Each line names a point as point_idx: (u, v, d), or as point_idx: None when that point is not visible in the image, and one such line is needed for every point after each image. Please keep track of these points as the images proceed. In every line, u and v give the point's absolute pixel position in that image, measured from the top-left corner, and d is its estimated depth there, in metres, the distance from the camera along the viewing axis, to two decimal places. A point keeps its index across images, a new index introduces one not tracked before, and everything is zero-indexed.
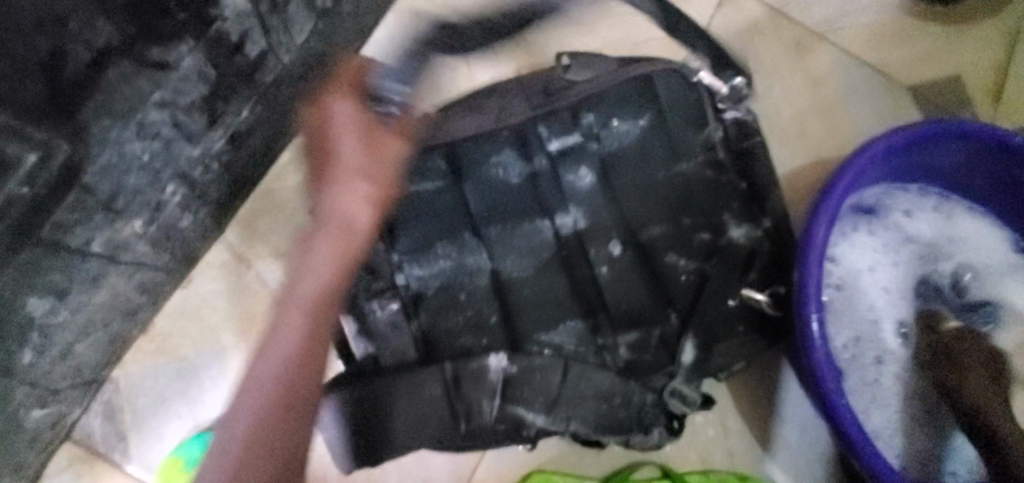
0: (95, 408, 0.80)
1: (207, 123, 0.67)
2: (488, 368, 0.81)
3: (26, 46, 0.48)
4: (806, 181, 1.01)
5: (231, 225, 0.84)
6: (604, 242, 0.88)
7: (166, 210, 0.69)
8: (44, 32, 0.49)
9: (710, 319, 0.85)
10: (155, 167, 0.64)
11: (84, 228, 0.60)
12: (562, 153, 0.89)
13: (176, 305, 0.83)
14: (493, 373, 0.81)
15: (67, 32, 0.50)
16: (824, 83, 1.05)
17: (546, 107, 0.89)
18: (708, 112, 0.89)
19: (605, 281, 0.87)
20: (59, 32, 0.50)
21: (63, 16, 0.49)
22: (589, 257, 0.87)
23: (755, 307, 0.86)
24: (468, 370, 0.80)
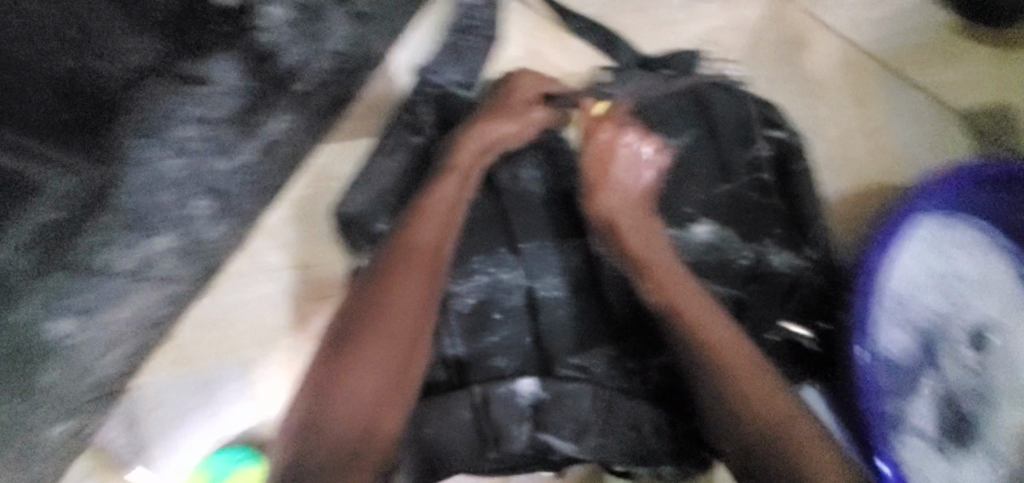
0: (116, 417, 0.78)
1: (241, 134, 0.64)
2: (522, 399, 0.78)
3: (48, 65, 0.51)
4: (849, 206, 0.97)
5: (257, 233, 0.81)
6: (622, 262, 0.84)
7: (193, 223, 0.66)
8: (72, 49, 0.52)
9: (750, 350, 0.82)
10: (186, 181, 0.60)
11: (113, 247, 0.57)
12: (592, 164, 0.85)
13: (199, 315, 0.80)
14: (522, 397, 0.78)
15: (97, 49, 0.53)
16: (871, 104, 1.00)
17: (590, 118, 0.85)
18: (756, 131, 0.86)
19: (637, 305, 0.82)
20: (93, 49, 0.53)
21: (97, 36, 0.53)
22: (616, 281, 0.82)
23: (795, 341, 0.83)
24: (497, 394, 0.78)
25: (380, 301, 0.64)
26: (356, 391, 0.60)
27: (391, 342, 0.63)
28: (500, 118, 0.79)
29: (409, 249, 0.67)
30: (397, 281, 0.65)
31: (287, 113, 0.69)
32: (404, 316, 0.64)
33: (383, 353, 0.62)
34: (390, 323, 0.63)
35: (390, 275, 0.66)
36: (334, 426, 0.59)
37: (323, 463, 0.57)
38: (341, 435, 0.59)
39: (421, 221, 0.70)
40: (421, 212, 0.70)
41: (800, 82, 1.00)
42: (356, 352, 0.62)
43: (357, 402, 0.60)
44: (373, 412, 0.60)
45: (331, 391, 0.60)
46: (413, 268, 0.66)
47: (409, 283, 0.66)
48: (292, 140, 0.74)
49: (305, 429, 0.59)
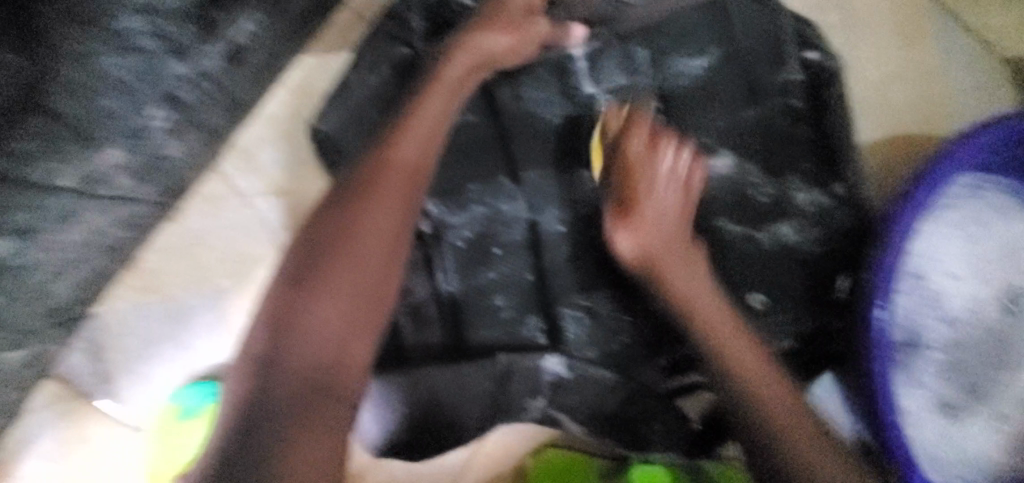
0: (80, 345, 0.73)
1: (200, 33, 0.54)
2: (542, 368, 0.74)
3: None
4: (883, 160, 0.89)
5: (229, 155, 0.73)
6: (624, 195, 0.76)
7: (148, 137, 0.58)
8: None
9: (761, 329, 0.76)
10: (134, 87, 0.52)
11: (51, 158, 0.50)
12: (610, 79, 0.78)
13: (167, 240, 0.73)
14: (547, 373, 0.74)
15: None
16: (919, 43, 0.90)
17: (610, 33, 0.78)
18: (788, 50, 0.80)
19: None
20: None
21: None
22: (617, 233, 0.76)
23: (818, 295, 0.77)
24: (522, 367, 0.73)
25: (350, 228, 0.58)
26: (320, 324, 0.54)
27: (362, 270, 0.57)
28: (500, 23, 0.69)
29: (384, 173, 0.61)
30: (375, 201, 0.59)
31: (255, 14, 0.59)
32: (377, 243, 0.58)
33: (350, 284, 0.56)
34: (360, 249, 0.57)
35: (363, 199, 0.59)
36: (296, 361, 0.53)
37: (283, 403, 0.51)
38: (300, 375, 0.52)
39: (401, 141, 0.62)
40: (399, 133, 0.63)
41: (843, 13, 0.89)
42: (321, 281, 0.55)
43: (321, 336, 0.54)
44: (341, 347, 0.55)
45: (291, 325, 0.54)
46: (389, 191, 0.60)
47: (387, 205, 0.60)
48: (266, 47, 0.65)
49: (265, 366, 0.52)
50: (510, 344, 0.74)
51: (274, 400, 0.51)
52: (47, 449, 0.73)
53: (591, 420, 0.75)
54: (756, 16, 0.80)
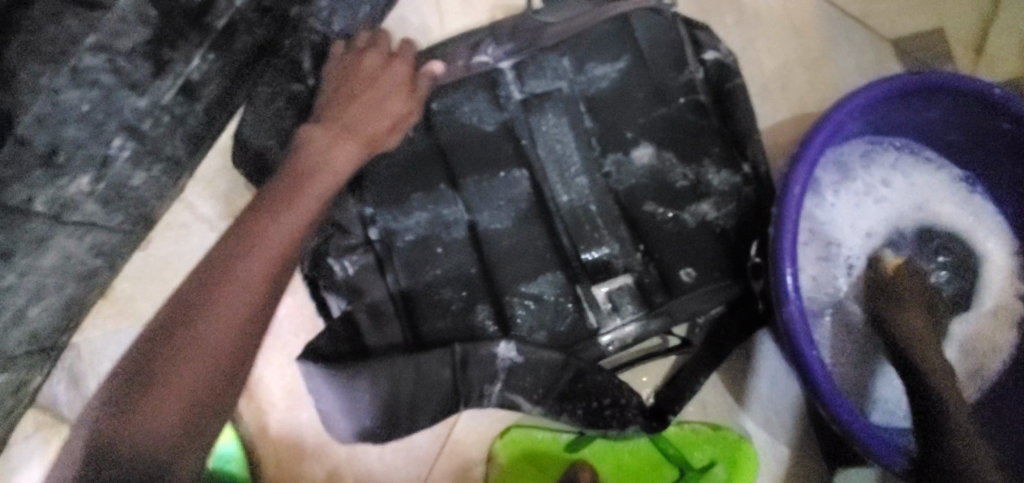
0: (59, 373, 0.78)
1: (154, 70, 0.62)
2: (496, 356, 0.77)
3: None
4: (788, 136, 1.00)
5: (190, 184, 0.80)
6: (557, 188, 0.84)
7: (113, 165, 0.64)
8: None
9: (693, 302, 0.81)
10: (97, 117, 0.59)
11: (23, 184, 0.56)
12: (530, 90, 0.85)
13: (137, 268, 0.79)
14: (500, 359, 0.77)
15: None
16: (809, 36, 1.02)
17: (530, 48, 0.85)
18: (688, 53, 0.87)
19: (606, 255, 0.84)
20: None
21: None
22: (552, 224, 0.84)
23: (742, 259, 0.83)
24: (477, 356, 0.77)
25: (213, 309, 0.59)
26: (169, 407, 0.54)
27: (237, 311, 0.60)
28: (378, 87, 0.80)
29: (252, 260, 0.62)
30: (256, 248, 0.63)
31: (205, 53, 0.67)
32: (239, 330, 0.59)
33: (225, 326, 0.58)
34: (221, 331, 0.58)
35: (229, 280, 0.61)
36: (161, 407, 0.53)
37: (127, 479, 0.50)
38: (163, 422, 0.53)
39: (275, 220, 0.67)
40: (272, 219, 0.66)
41: (738, 15, 1.01)
42: (176, 362, 0.56)
43: (165, 421, 0.53)
44: (215, 391, 0.56)
45: (159, 372, 0.55)
46: (253, 277, 0.62)
47: (272, 251, 0.64)
48: (218, 83, 0.72)
49: (122, 415, 0.52)
50: (464, 336, 0.79)
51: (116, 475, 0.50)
52: (32, 476, 0.77)
53: (544, 399, 0.79)
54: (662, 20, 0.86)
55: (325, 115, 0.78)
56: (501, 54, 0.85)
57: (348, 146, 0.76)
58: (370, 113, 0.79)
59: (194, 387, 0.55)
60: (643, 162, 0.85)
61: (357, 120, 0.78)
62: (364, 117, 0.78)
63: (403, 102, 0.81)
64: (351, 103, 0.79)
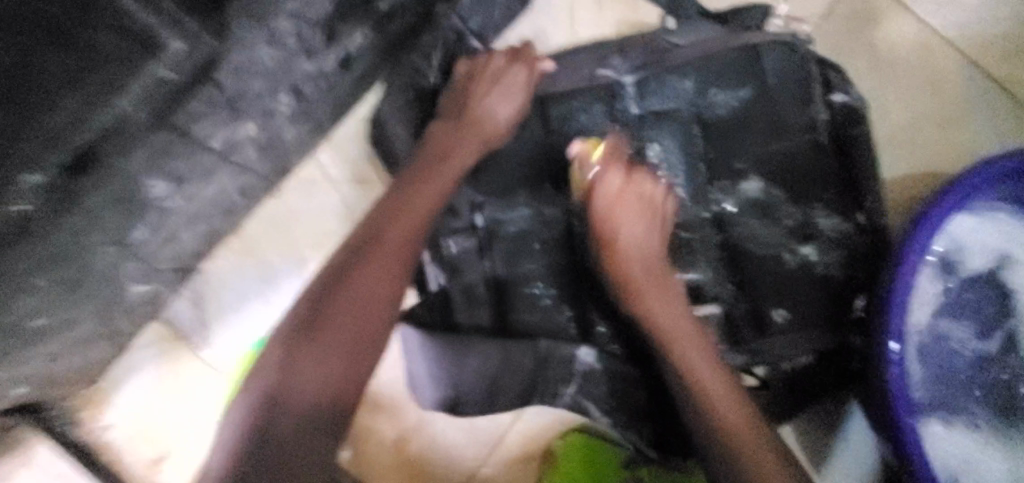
0: (186, 294, 0.89)
1: (326, 41, 0.70)
2: (576, 358, 0.80)
3: None
4: (907, 193, 0.96)
5: (325, 146, 0.90)
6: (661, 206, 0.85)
7: (276, 118, 0.73)
8: None
9: (777, 347, 0.82)
10: (276, 75, 0.67)
11: (209, 121, 0.64)
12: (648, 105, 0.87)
13: (267, 214, 0.89)
14: (580, 364, 0.80)
15: None
16: (946, 93, 0.98)
17: (656, 66, 0.86)
18: (815, 92, 0.86)
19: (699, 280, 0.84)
20: None
21: None
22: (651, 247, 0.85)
23: (844, 312, 0.81)
24: (559, 355, 0.79)
25: (355, 283, 0.67)
26: (324, 367, 0.62)
27: (375, 281, 0.68)
28: (501, 82, 0.84)
29: (388, 235, 0.71)
30: (390, 228, 0.72)
31: (367, 31, 0.76)
32: (378, 295, 0.67)
33: (366, 295, 0.67)
34: (362, 300, 0.66)
35: (367, 257, 0.69)
36: (316, 365, 0.61)
37: (300, 417, 0.59)
38: (317, 380, 0.61)
39: (409, 206, 0.75)
40: (405, 206, 0.74)
41: (871, 61, 0.99)
42: (332, 325, 0.64)
43: (323, 377, 0.61)
44: (356, 353, 0.64)
45: (315, 337, 0.63)
46: (386, 255, 0.70)
47: (405, 233, 0.72)
48: (367, 58, 0.81)
49: (286, 373, 0.60)
50: (548, 331, 0.83)
51: (290, 414, 0.59)
52: (144, 381, 0.88)
53: (615, 410, 0.81)
54: (792, 56, 0.85)
55: (449, 108, 0.84)
56: (626, 68, 0.87)
57: (472, 142, 0.82)
58: (492, 108, 0.83)
59: (343, 348, 0.63)
60: (752, 194, 0.85)
61: (474, 119, 0.83)
62: (489, 112, 0.83)
63: (523, 97, 0.85)
64: (470, 101, 0.83)
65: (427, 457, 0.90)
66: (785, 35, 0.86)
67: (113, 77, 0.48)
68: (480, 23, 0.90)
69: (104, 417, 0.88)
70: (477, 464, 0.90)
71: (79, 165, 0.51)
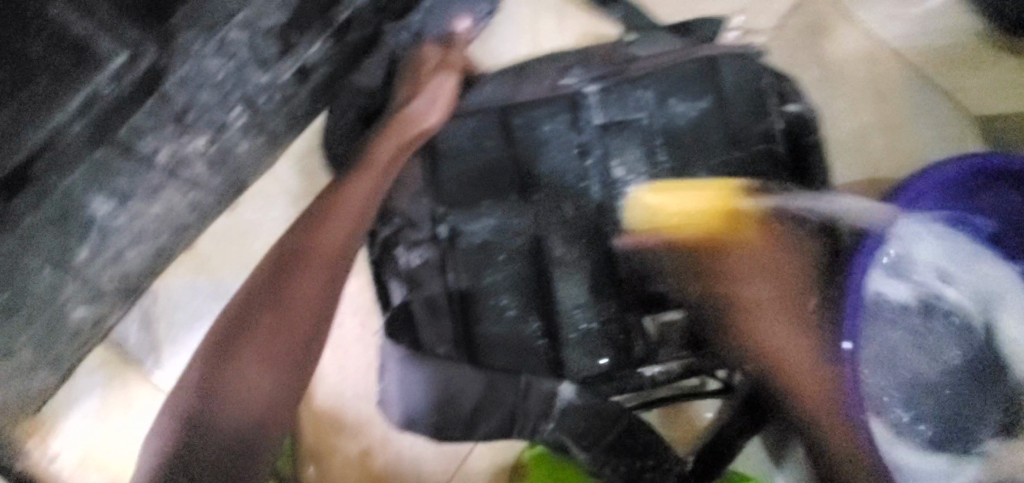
0: (134, 315, 0.84)
1: (281, 52, 0.69)
2: (557, 393, 0.78)
3: None
4: (858, 199, 1.00)
5: (281, 159, 0.88)
6: (626, 216, 0.86)
7: (228, 132, 0.71)
8: None
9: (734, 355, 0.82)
10: (227, 87, 0.65)
11: (155, 136, 0.61)
12: (612, 116, 0.87)
13: (222, 229, 0.86)
14: (561, 401, 0.78)
15: None
16: (891, 102, 1.02)
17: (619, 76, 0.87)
18: (771, 102, 0.88)
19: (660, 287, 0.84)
20: None
21: None
22: (617, 260, 0.85)
23: None
24: (541, 389, 0.77)
25: (279, 306, 0.65)
26: (248, 394, 0.60)
27: (303, 285, 0.66)
28: (428, 72, 0.85)
29: (317, 235, 0.69)
30: (318, 226, 0.70)
31: (324, 42, 0.74)
32: (306, 300, 0.66)
33: (294, 300, 0.65)
34: (292, 307, 0.65)
35: (289, 280, 0.66)
36: (244, 377, 0.61)
37: (226, 432, 0.58)
38: (246, 393, 0.60)
39: (339, 205, 0.72)
40: (331, 209, 0.72)
41: (821, 72, 1.02)
42: (250, 350, 0.62)
43: (252, 387, 0.61)
44: (288, 361, 0.63)
45: (242, 350, 0.62)
46: (310, 275, 0.67)
47: (336, 227, 0.70)
48: (324, 69, 0.79)
49: (212, 390, 0.60)
50: (512, 343, 0.82)
51: (214, 430, 0.58)
52: (90, 407, 0.83)
53: (593, 446, 0.79)
54: (749, 68, 0.88)
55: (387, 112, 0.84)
56: (587, 79, 0.88)
57: (406, 134, 0.81)
58: (422, 95, 0.83)
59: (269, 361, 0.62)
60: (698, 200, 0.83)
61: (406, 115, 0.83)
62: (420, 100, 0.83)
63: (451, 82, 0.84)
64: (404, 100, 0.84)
65: (393, 474, 0.88)
66: (741, 47, 0.89)
67: (50, 91, 0.47)
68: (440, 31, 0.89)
69: (45, 449, 0.82)
70: (446, 479, 0.88)
71: (15, 186, 0.49)
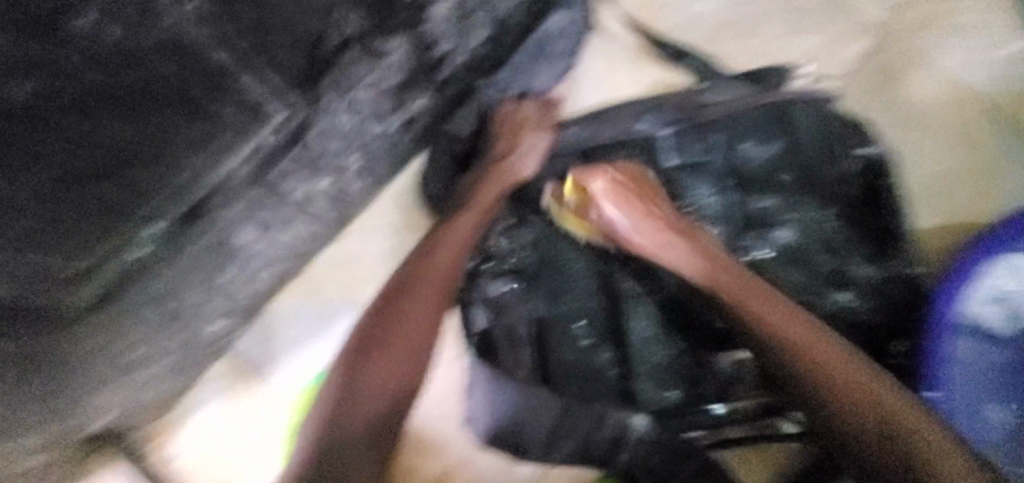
0: (253, 332, 0.96)
1: (394, 107, 0.81)
2: (631, 423, 0.81)
3: (302, 30, 0.62)
4: (944, 240, 0.97)
5: (381, 197, 0.99)
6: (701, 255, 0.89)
7: (347, 174, 0.83)
8: (317, 18, 0.64)
9: None
10: (351, 136, 0.77)
11: (294, 178, 0.73)
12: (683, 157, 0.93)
13: (329, 258, 0.98)
14: (635, 430, 0.81)
15: (329, 21, 0.65)
16: (976, 144, 1.01)
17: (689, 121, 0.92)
18: (842, 145, 0.91)
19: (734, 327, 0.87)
20: (326, 20, 0.64)
21: (328, 9, 0.64)
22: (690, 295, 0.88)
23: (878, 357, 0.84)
24: (614, 417, 0.81)
25: (397, 322, 0.77)
26: (373, 395, 0.72)
27: (416, 306, 0.79)
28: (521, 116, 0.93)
29: (428, 265, 0.81)
30: (430, 256, 0.82)
31: (428, 97, 0.86)
32: (418, 320, 0.78)
33: (410, 319, 0.78)
34: (408, 325, 0.77)
35: (406, 302, 0.79)
36: (369, 381, 0.73)
37: (357, 425, 0.70)
38: (372, 395, 0.72)
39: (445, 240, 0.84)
40: (438, 243, 0.83)
41: (897, 116, 1.03)
42: (377, 360, 0.74)
43: (376, 389, 0.72)
44: (403, 369, 0.75)
45: (368, 357, 0.74)
46: (424, 298, 0.79)
47: (444, 259, 0.82)
48: (425, 119, 0.91)
49: (344, 391, 0.71)
50: (585, 369, 0.87)
51: (348, 423, 0.70)
52: (211, 412, 0.94)
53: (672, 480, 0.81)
54: (817, 113, 0.91)
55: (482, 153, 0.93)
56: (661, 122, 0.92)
57: (505, 171, 0.89)
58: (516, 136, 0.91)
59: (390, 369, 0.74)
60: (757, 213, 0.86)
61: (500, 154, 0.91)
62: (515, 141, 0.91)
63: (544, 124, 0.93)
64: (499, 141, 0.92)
65: None
66: (810, 93, 0.92)
67: (231, 140, 0.58)
68: (524, 86, 1.00)
69: (166, 450, 0.92)
70: None
71: (192, 216, 0.62)
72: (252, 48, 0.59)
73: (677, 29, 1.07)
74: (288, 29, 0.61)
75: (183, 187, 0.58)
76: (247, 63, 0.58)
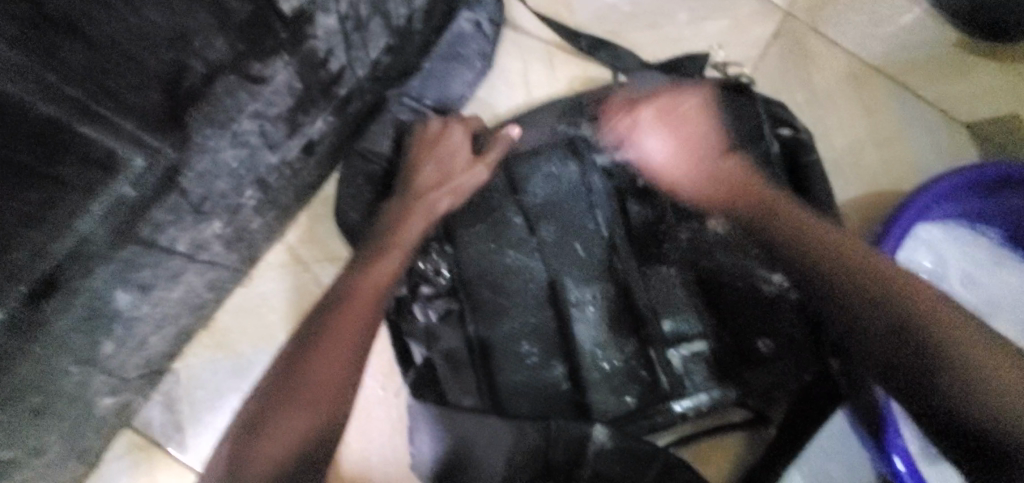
0: (156, 398, 0.84)
1: (288, 132, 0.71)
2: (589, 436, 0.77)
3: (155, 62, 0.52)
4: (862, 213, 1.01)
5: (292, 228, 0.89)
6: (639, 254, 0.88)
7: (242, 213, 0.73)
8: (173, 46, 0.53)
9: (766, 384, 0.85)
10: (240, 172, 0.67)
11: (175, 227, 0.63)
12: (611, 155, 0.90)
13: (238, 303, 0.87)
14: (593, 444, 0.77)
15: (191, 48, 0.54)
16: (882, 116, 1.05)
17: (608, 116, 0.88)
18: (765, 130, 0.90)
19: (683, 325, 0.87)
20: (184, 47, 0.54)
21: (187, 34, 0.54)
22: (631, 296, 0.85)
23: None
24: (571, 433, 0.77)
25: (311, 365, 0.65)
26: (276, 448, 0.60)
27: (337, 346, 0.67)
28: (445, 138, 0.87)
29: (350, 300, 0.71)
30: (351, 288, 0.72)
31: (328, 116, 0.78)
32: (337, 365, 0.66)
33: (326, 361, 0.66)
34: (325, 367, 0.65)
35: (323, 338, 0.67)
36: (274, 436, 0.61)
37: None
38: (274, 451, 0.60)
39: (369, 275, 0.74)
40: (364, 277, 0.74)
41: (808, 94, 1.05)
42: (299, 397, 0.63)
43: (283, 440, 0.61)
44: (316, 417, 0.63)
45: (277, 410, 0.62)
46: (348, 333, 0.68)
47: (365, 289, 0.72)
48: (329, 140, 0.82)
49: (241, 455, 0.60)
50: (534, 388, 0.82)
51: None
52: None
53: None
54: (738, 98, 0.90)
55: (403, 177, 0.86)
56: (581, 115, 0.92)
57: (430, 203, 0.83)
58: (440, 159, 0.85)
59: (300, 419, 0.62)
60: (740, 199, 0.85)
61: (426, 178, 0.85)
62: (438, 165, 0.85)
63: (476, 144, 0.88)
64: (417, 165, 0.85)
65: None
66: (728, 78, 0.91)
67: (77, 204, 0.49)
68: (439, 94, 0.93)
69: None
70: None
71: (44, 295, 0.51)
72: (91, 95, 0.50)
73: (592, 20, 1.03)
74: (133, 65, 0.51)
75: (17, 267, 0.48)
76: (85, 113, 0.49)
